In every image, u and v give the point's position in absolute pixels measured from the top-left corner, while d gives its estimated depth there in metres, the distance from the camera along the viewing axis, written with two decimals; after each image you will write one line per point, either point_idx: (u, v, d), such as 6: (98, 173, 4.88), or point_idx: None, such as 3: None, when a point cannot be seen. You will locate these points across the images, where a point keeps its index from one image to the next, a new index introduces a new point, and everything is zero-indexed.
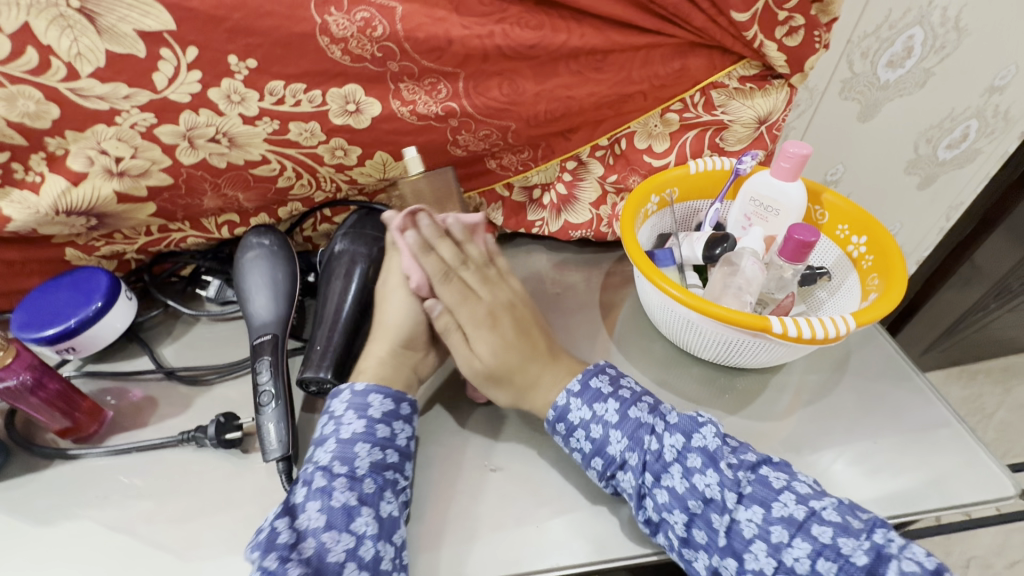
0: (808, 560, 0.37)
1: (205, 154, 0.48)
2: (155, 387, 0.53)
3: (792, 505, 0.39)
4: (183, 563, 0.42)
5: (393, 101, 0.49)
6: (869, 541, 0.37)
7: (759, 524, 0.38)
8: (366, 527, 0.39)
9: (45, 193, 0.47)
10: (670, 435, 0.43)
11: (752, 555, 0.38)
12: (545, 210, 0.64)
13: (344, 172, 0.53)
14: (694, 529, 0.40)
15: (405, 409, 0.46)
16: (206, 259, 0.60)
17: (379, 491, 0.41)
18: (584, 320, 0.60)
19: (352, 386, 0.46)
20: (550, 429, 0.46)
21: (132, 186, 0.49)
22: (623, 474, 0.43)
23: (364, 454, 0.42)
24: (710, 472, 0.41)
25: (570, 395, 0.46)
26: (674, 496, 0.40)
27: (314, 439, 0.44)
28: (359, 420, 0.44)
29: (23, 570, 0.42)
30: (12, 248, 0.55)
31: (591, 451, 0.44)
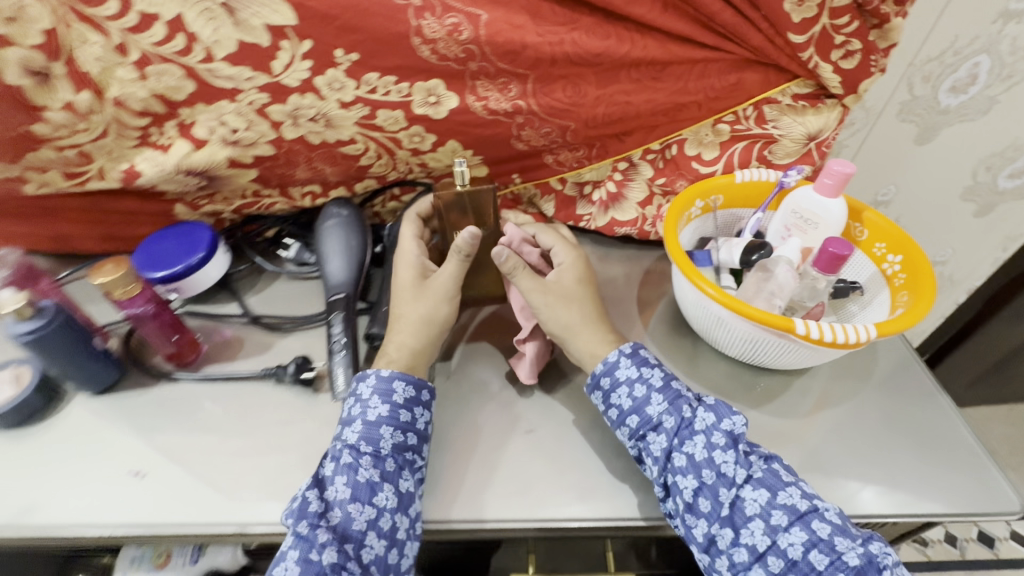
0: (801, 547, 0.41)
1: (304, 131, 0.55)
2: (240, 329, 0.62)
3: (796, 497, 0.43)
4: (264, 476, 0.50)
5: (469, 96, 0.55)
6: (863, 547, 0.41)
7: (763, 505, 0.43)
8: (386, 500, 0.45)
9: (171, 154, 0.56)
10: (704, 410, 0.48)
11: (748, 530, 0.43)
12: (594, 206, 0.69)
13: (418, 156, 0.60)
14: (701, 498, 0.44)
15: (425, 396, 0.51)
16: (288, 223, 0.69)
17: (399, 469, 0.47)
18: (621, 312, 0.65)
19: (378, 372, 0.50)
20: (594, 382, 0.52)
21: (240, 154, 0.57)
22: (651, 433, 0.48)
23: (387, 436, 0.47)
24: (730, 451, 0.45)
25: (622, 354, 0.52)
26: (691, 462, 0.45)
27: (343, 418, 0.49)
28: (382, 405, 0.49)
29: (137, 464, 0.51)
30: (134, 200, 0.65)
31: (630, 408, 0.49)
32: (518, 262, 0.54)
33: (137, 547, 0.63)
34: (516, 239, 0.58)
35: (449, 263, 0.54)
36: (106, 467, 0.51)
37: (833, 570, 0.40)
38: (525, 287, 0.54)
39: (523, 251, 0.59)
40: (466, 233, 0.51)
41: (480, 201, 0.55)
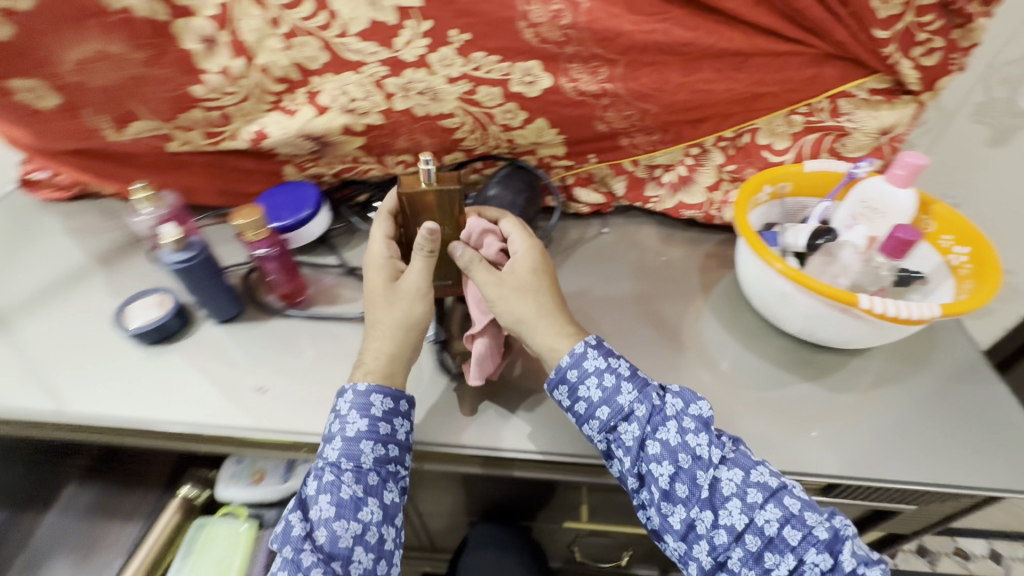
0: (776, 523, 0.47)
1: (412, 103, 0.62)
2: (338, 279, 0.69)
3: (767, 475, 0.49)
4: None
5: (562, 77, 0.60)
6: (829, 523, 0.47)
7: (738, 485, 0.48)
8: (371, 514, 0.50)
9: (297, 118, 0.64)
10: (672, 397, 0.52)
11: (727, 510, 0.48)
12: (663, 188, 0.73)
13: (507, 132, 0.65)
14: (679, 483, 0.49)
15: (403, 406, 0.54)
16: (380, 190, 0.76)
17: (382, 482, 0.52)
18: (682, 288, 0.70)
19: (354, 387, 0.53)
20: (560, 375, 0.54)
21: (355, 121, 0.64)
22: (623, 423, 0.51)
23: (368, 451, 0.51)
24: (701, 433, 0.50)
25: (588, 346, 0.54)
26: (666, 449, 0.50)
27: (325, 433, 0.53)
28: (361, 420, 0.52)
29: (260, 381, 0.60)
30: (254, 159, 0.73)
31: (600, 399, 0.52)
32: (474, 256, 0.56)
33: (236, 463, 0.72)
34: (476, 231, 0.60)
35: (414, 261, 0.55)
36: (236, 380, 0.60)
37: (805, 544, 0.46)
38: (481, 280, 0.55)
39: (483, 243, 0.60)
40: (423, 229, 0.52)
41: (448, 198, 0.53)
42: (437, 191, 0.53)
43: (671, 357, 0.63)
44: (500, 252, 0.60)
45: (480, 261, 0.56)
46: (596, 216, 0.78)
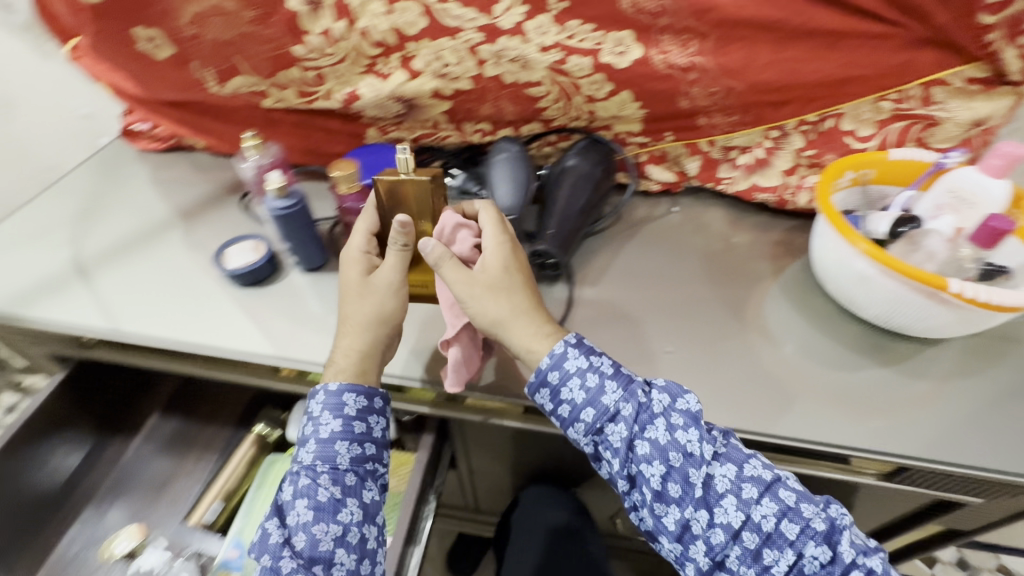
0: (773, 518, 0.47)
1: (503, 70, 0.64)
2: None
3: (760, 468, 0.49)
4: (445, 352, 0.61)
5: (653, 49, 0.61)
6: (827, 513, 0.47)
7: (732, 480, 0.48)
8: (350, 514, 0.52)
9: (390, 81, 0.67)
10: (658, 393, 0.52)
11: (722, 508, 0.48)
12: (737, 170, 0.73)
13: (590, 104, 0.67)
14: (671, 483, 0.49)
15: (378, 402, 0.56)
16: (455, 158, 0.77)
17: (360, 481, 0.54)
18: (751, 271, 0.70)
19: (326, 388, 0.55)
20: (541, 376, 0.53)
21: (445, 86, 0.66)
22: (610, 423, 0.52)
23: (344, 452, 0.54)
24: (690, 429, 0.50)
25: (568, 345, 0.54)
26: (656, 448, 0.50)
27: (301, 436, 0.56)
28: (335, 419, 0.54)
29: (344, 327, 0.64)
30: (340, 120, 0.77)
31: (584, 400, 0.52)
32: (444, 252, 0.54)
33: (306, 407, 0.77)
34: (449, 227, 0.57)
35: (391, 256, 0.56)
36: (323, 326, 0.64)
37: (804, 538, 0.46)
38: (451, 278, 0.54)
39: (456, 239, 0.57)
40: (395, 221, 0.54)
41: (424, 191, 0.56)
42: (416, 181, 0.55)
43: (738, 333, 0.64)
44: (474, 248, 0.57)
45: (451, 257, 0.54)
46: (665, 195, 0.79)
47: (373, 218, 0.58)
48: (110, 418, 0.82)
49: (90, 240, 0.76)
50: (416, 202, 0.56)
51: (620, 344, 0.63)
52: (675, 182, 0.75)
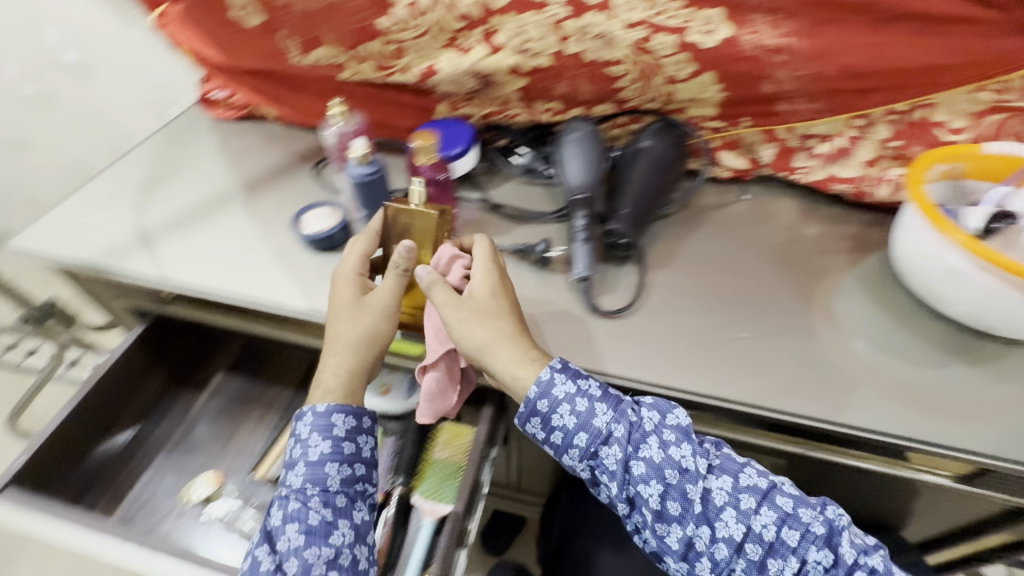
0: (773, 527, 0.50)
1: (585, 47, 0.64)
2: (481, 213, 0.73)
3: (756, 477, 0.53)
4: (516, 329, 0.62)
5: (743, 29, 0.60)
6: (824, 516, 0.51)
7: (730, 493, 0.52)
8: (343, 536, 0.54)
9: (470, 56, 0.67)
10: (648, 411, 0.55)
11: (723, 521, 0.51)
12: (814, 159, 0.71)
13: (670, 84, 0.66)
14: (670, 502, 0.52)
15: (366, 422, 0.60)
16: (520, 136, 0.78)
17: (351, 502, 0.57)
18: (824, 265, 0.69)
19: (313, 411, 0.58)
20: (532, 403, 0.55)
21: (525, 62, 0.66)
22: (604, 447, 0.54)
23: (333, 473, 0.56)
24: (684, 444, 0.53)
25: (555, 371, 0.55)
26: (652, 467, 0.53)
27: (288, 460, 0.58)
28: (324, 441, 0.57)
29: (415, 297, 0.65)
30: (411, 95, 0.77)
31: (577, 425, 0.54)
32: (437, 277, 0.57)
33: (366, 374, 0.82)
34: (443, 259, 0.60)
35: (387, 279, 0.60)
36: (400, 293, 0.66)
37: (804, 543, 0.50)
38: (442, 303, 0.56)
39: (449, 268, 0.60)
40: (402, 245, 0.57)
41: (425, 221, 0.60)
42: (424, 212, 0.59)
43: (810, 326, 0.63)
44: (465, 277, 0.60)
45: (443, 283, 0.57)
46: (734, 183, 0.77)
47: (372, 244, 0.62)
48: (180, 374, 0.86)
49: (151, 213, 0.77)
50: (419, 231, 0.60)
51: (688, 329, 0.63)
52: (747, 170, 0.74)
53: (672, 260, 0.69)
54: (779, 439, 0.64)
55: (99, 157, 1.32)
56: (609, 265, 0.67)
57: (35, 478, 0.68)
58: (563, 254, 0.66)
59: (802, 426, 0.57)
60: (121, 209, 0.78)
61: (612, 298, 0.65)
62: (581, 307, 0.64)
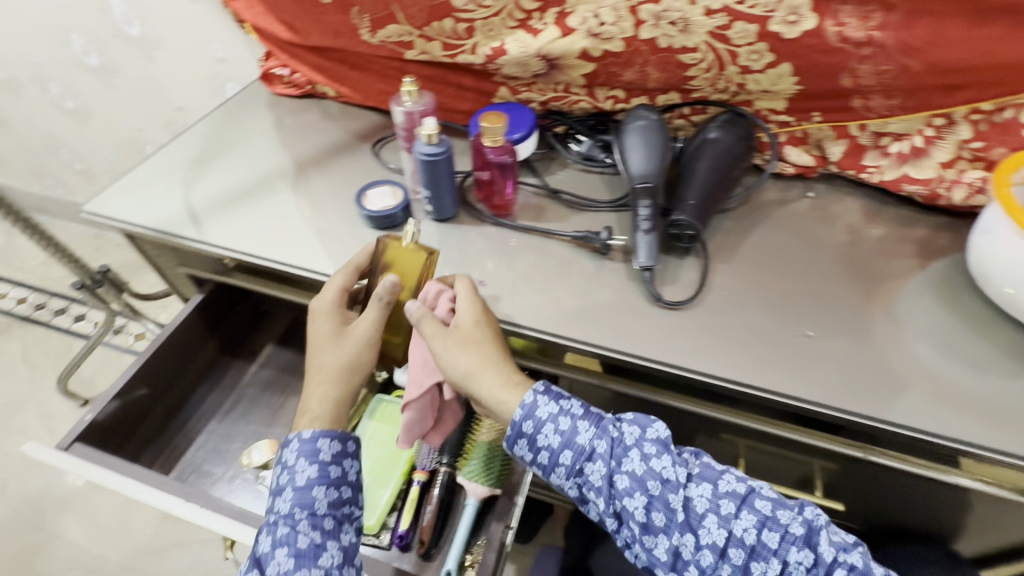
0: (755, 530, 0.50)
1: (659, 33, 0.63)
2: (540, 198, 0.73)
3: (734, 482, 0.52)
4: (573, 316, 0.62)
5: (828, 19, 0.59)
6: (802, 516, 0.50)
7: (710, 499, 0.52)
8: (332, 557, 0.54)
9: (541, 38, 0.67)
10: (629, 425, 0.56)
11: (706, 528, 0.51)
12: (886, 159, 0.69)
13: (744, 75, 0.65)
14: (654, 513, 0.52)
15: (350, 446, 0.60)
16: (576, 123, 0.78)
17: (337, 525, 0.56)
18: (891, 267, 0.66)
19: (299, 437, 0.58)
20: (517, 426, 0.56)
21: (595, 47, 0.66)
22: (589, 463, 0.54)
23: (321, 496, 0.56)
24: (663, 455, 0.53)
25: (538, 394, 0.56)
26: (634, 480, 0.53)
27: (275, 488, 0.58)
28: (310, 466, 0.57)
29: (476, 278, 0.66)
30: (474, 78, 0.77)
31: (561, 443, 0.55)
32: (425, 313, 0.59)
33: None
34: (431, 293, 0.61)
35: (372, 310, 0.62)
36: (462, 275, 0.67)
37: (786, 544, 0.49)
38: (428, 334, 0.58)
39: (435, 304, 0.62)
40: (387, 281, 0.60)
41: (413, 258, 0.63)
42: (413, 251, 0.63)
43: (876, 328, 0.61)
44: (450, 311, 0.61)
45: (427, 316, 0.59)
46: (797, 179, 0.75)
47: (352, 277, 0.64)
48: (232, 343, 0.89)
49: (197, 190, 0.78)
50: (405, 269, 0.63)
51: (750, 325, 0.62)
52: (813, 166, 0.72)
53: (731, 255, 0.68)
54: (841, 442, 0.63)
55: (156, 131, 1.36)
56: (670, 257, 0.66)
57: (100, 436, 0.72)
58: (623, 244, 0.66)
59: (865, 428, 0.56)
60: (185, 179, 0.79)
61: (674, 289, 0.64)
62: (642, 298, 0.63)
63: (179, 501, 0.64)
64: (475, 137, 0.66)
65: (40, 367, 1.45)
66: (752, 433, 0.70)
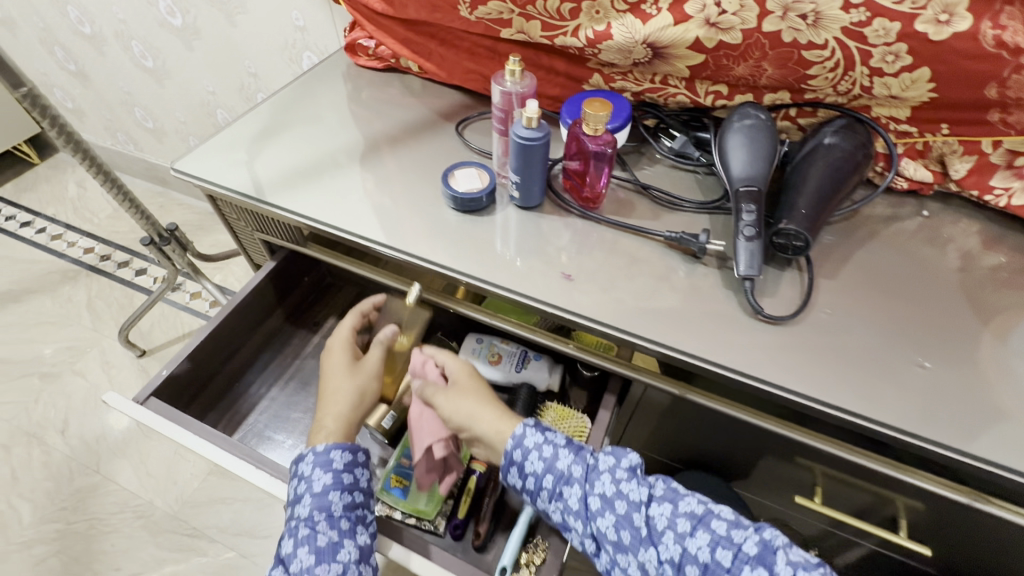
0: (708, 548, 0.52)
1: (785, 26, 0.59)
2: (630, 194, 0.70)
3: (693, 504, 0.55)
4: (658, 322, 0.59)
5: (985, 20, 0.53)
6: (756, 535, 0.52)
7: (670, 518, 0.54)
8: (348, 555, 0.57)
9: (651, 24, 0.64)
10: (605, 456, 0.60)
11: (666, 545, 0.53)
12: (1018, 180, 0.62)
13: (872, 78, 0.60)
14: (621, 532, 0.55)
15: (361, 457, 0.64)
16: (669, 118, 0.74)
17: (353, 526, 0.59)
18: (1014, 301, 0.60)
19: (313, 450, 0.62)
20: (509, 454, 0.62)
21: (710, 37, 0.63)
22: (567, 488, 0.58)
23: (337, 500, 0.59)
24: (632, 480, 0.57)
25: (527, 426, 0.63)
26: (604, 501, 0.56)
27: (293, 496, 0.61)
28: (325, 474, 0.60)
29: (559, 271, 0.64)
30: (568, 63, 0.74)
31: (544, 468, 0.60)
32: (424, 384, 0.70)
33: (476, 342, 0.84)
34: (418, 363, 0.74)
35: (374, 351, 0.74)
36: (545, 268, 0.64)
37: (737, 561, 0.51)
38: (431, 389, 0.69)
39: (426, 369, 0.73)
40: (389, 329, 0.75)
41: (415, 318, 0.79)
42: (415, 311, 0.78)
43: (995, 366, 0.56)
44: (440, 375, 0.73)
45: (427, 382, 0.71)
46: (908, 196, 0.70)
47: (359, 321, 0.77)
48: (297, 313, 0.90)
49: (262, 161, 0.76)
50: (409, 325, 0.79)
51: (852, 349, 0.58)
52: (931, 182, 0.66)
53: (832, 275, 0.63)
54: (943, 484, 0.59)
55: (228, 95, 1.38)
56: (771, 266, 0.63)
57: (171, 394, 0.72)
58: (720, 249, 0.63)
59: (980, 472, 0.51)
60: (253, 148, 0.78)
61: (774, 303, 0.60)
62: (738, 309, 0.60)
63: (249, 466, 0.64)
64: (571, 124, 0.64)
65: (103, 316, 1.51)
66: (836, 464, 0.65)
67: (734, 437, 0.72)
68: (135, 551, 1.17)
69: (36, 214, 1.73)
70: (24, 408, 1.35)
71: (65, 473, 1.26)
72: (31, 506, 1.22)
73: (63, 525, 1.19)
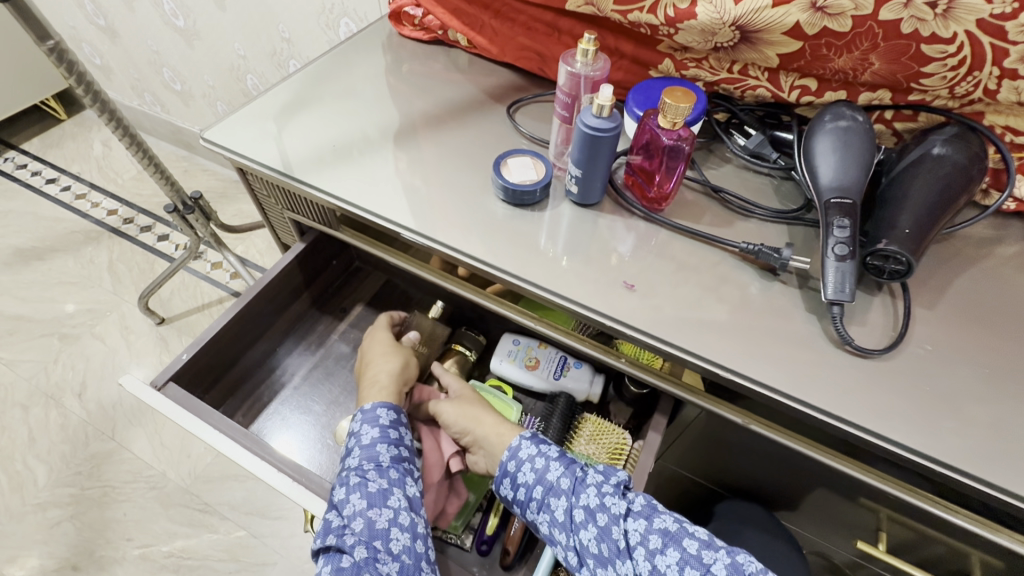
0: (676, 567, 0.48)
1: (907, 15, 0.52)
2: (699, 198, 0.63)
3: (669, 521, 0.50)
4: (725, 342, 0.53)
5: None
6: (729, 559, 0.47)
7: (642, 533, 0.50)
8: (399, 502, 0.55)
9: (745, 4, 0.56)
10: (595, 471, 0.55)
11: (636, 560, 0.49)
12: None
13: (1001, 81, 0.53)
14: (602, 544, 0.50)
15: (402, 418, 0.64)
16: (744, 114, 0.66)
17: (401, 477, 0.57)
18: None
19: (359, 410, 0.63)
20: (502, 466, 0.58)
21: (813, 22, 0.55)
22: (553, 499, 0.54)
23: (385, 451, 0.58)
24: (615, 494, 0.53)
25: (523, 438, 0.59)
26: (587, 513, 0.52)
27: (343, 455, 0.60)
28: (373, 429, 0.60)
29: (615, 277, 0.58)
30: (635, 45, 0.67)
31: (534, 480, 0.56)
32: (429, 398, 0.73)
33: (512, 344, 0.80)
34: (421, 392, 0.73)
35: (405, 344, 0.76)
36: (600, 273, 0.58)
37: None
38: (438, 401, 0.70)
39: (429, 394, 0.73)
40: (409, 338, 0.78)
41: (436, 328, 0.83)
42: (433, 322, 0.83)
43: None
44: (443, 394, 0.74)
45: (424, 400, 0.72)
46: (1014, 217, 0.62)
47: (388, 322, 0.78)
48: (321, 298, 0.86)
49: (294, 135, 0.70)
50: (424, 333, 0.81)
51: (954, 391, 0.50)
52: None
53: (928, 305, 0.56)
54: None
55: (259, 60, 1.32)
56: (859, 290, 0.56)
57: (190, 379, 0.68)
58: (803, 267, 0.57)
59: None
60: (285, 119, 0.72)
61: (863, 332, 0.54)
62: (822, 336, 0.53)
63: (271, 467, 0.59)
64: (643, 115, 0.58)
65: (123, 280, 1.48)
66: (903, 508, 0.59)
67: (789, 469, 0.66)
68: (147, 522, 1.16)
69: (61, 171, 1.70)
70: (43, 368, 1.34)
71: (81, 438, 1.24)
72: (46, 468, 1.21)
73: (77, 490, 1.18)
